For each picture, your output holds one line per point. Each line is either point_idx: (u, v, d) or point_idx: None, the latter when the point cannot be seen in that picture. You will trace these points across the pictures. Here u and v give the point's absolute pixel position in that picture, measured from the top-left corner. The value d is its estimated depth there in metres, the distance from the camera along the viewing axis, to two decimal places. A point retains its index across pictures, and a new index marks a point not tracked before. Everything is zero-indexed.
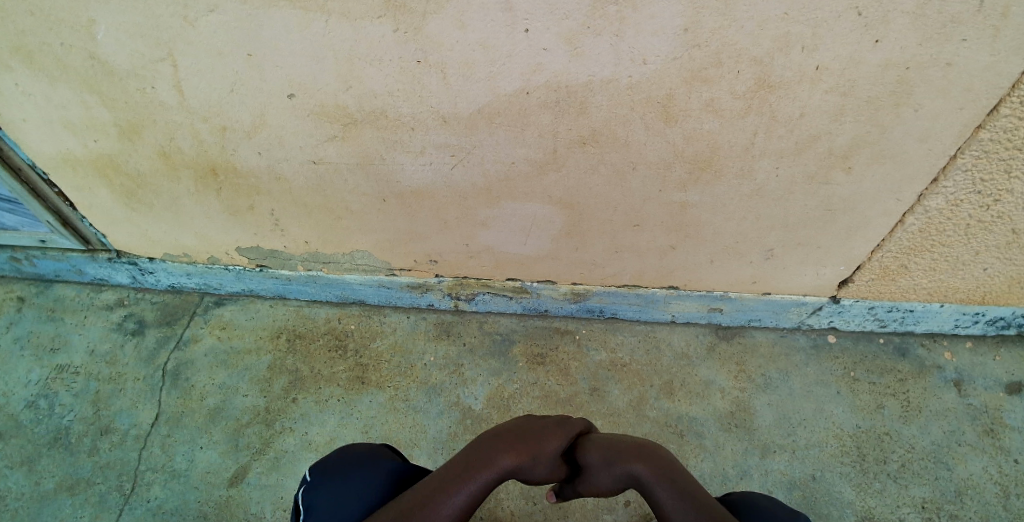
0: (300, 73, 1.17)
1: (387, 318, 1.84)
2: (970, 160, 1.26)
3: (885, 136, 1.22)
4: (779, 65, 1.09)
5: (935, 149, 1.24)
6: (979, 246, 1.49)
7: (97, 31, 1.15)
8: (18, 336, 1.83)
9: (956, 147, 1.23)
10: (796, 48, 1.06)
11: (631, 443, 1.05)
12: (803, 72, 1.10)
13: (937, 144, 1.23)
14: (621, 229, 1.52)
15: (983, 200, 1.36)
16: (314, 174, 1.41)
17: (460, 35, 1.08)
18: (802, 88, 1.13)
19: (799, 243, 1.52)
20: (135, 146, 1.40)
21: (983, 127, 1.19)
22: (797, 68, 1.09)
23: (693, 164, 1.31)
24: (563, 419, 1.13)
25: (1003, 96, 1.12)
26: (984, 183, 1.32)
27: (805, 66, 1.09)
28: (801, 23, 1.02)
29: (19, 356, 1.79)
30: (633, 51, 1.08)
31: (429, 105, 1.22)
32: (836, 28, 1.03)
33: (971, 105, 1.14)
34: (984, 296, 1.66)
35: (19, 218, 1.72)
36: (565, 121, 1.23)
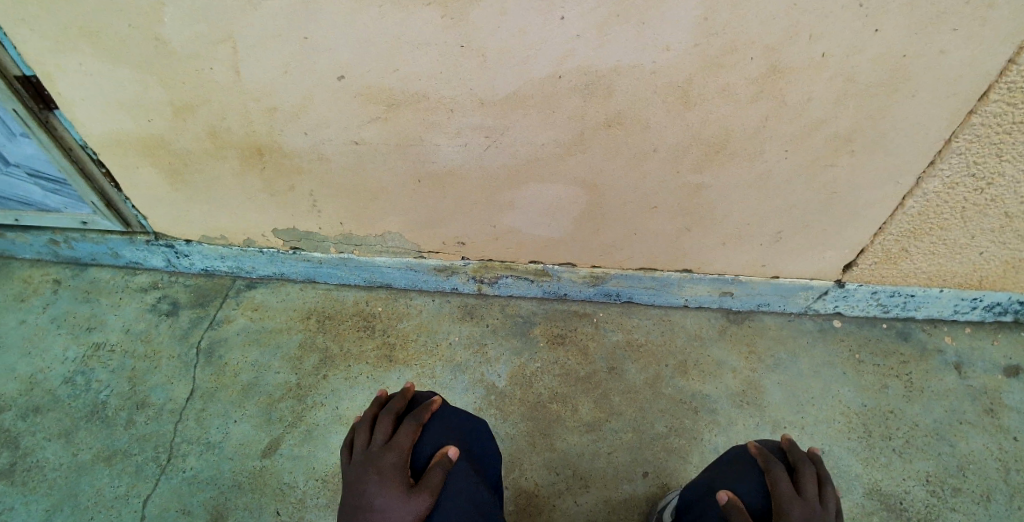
0: (352, 57, 1.29)
1: (412, 301, 1.90)
2: (963, 144, 1.39)
3: (881, 118, 1.35)
4: (788, 53, 1.23)
5: (932, 132, 1.37)
6: (974, 229, 1.59)
7: (164, 13, 1.25)
8: (55, 316, 1.93)
9: (950, 132, 1.36)
10: (803, 37, 1.20)
11: (838, 505, 1.03)
12: (810, 60, 1.24)
13: (930, 127, 1.36)
14: (641, 211, 1.61)
15: (977, 183, 1.47)
16: (354, 154, 1.51)
17: (501, 22, 1.21)
18: (807, 74, 1.27)
19: (807, 225, 1.61)
20: (186, 126, 1.50)
21: (973, 112, 1.32)
22: (803, 57, 1.24)
23: (709, 147, 1.43)
24: (368, 461, 1.01)
25: (991, 83, 1.25)
26: (978, 166, 1.43)
27: (812, 55, 1.23)
28: (808, 15, 1.17)
29: (56, 334, 1.89)
30: (657, 38, 1.22)
31: (469, 87, 1.33)
32: (839, 18, 1.17)
33: (962, 91, 1.28)
34: (981, 281, 1.76)
35: (59, 200, 1.79)
36: (593, 105, 1.36)
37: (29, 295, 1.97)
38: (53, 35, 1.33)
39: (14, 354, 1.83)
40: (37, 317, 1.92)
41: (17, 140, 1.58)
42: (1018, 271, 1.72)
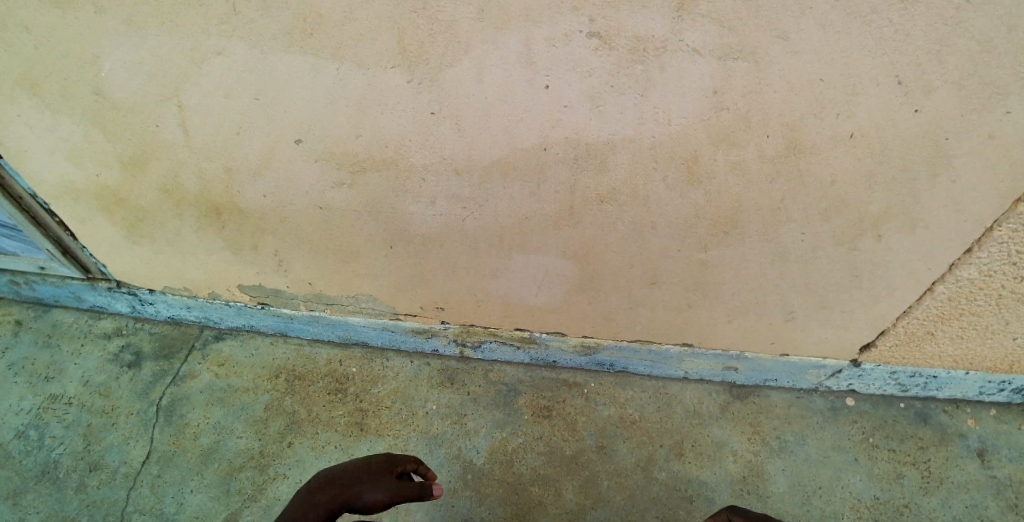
0: (311, 120, 1.24)
1: (389, 362, 1.79)
2: (1006, 233, 1.26)
3: (912, 197, 1.22)
4: (811, 129, 1.14)
5: (964, 216, 1.24)
6: (1010, 315, 1.44)
7: (102, 67, 1.24)
8: (13, 361, 1.84)
9: (993, 219, 1.24)
10: (832, 112, 1.11)
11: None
12: (837, 136, 1.15)
13: (964, 209, 1.23)
14: (637, 285, 1.46)
15: (1019, 271, 1.33)
16: (320, 218, 1.42)
17: (478, 87, 1.14)
18: (836, 152, 1.17)
19: (819, 306, 1.47)
20: (137, 180, 1.45)
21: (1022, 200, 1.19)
22: (830, 132, 1.14)
23: (716, 225, 1.31)
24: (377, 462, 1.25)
25: None
26: (1020, 256, 1.29)
27: (841, 131, 1.14)
28: (837, 89, 1.08)
29: (13, 382, 1.79)
30: (659, 110, 1.13)
31: (442, 155, 1.25)
32: (875, 93, 1.08)
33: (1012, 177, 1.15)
34: (1012, 365, 1.60)
35: (16, 245, 1.73)
36: (584, 178, 1.25)
37: None
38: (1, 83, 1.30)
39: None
40: None
41: None
42: None
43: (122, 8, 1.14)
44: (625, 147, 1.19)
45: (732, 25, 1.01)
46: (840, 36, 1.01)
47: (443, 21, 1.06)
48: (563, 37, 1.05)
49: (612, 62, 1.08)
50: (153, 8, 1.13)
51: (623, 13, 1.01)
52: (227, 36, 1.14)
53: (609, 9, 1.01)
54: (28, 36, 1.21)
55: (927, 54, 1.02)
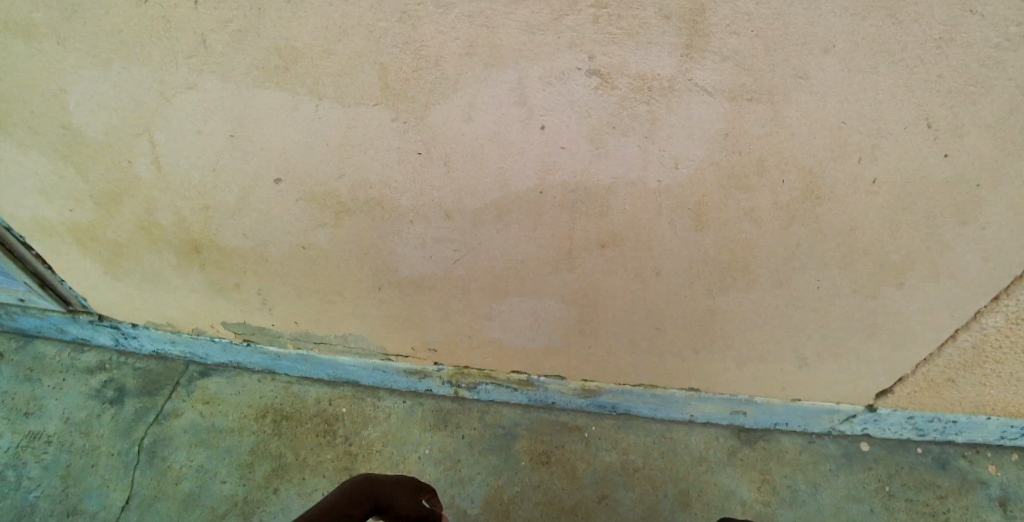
0: (289, 158, 1.16)
1: (381, 402, 1.73)
2: None
3: (942, 245, 1.13)
4: (830, 173, 1.05)
5: (993, 265, 1.15)
6: None
7: (69, 101, 1.17)
8: None
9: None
10: (853, 157, 1.02)
11: None
12: (858, 182, 1.06)
13: (994, 257, 1.14)
14: (641, 330, 1.38)
15: None
16: (305, 259, 1.36)
17: (469, 127, 1.05)
18: (855, 200, 1.08)
19: (834, 353, 1.38)
20: (112, 217, 1.39)
21: None
22: (850, 177, 1.05)
23: (726, 271, 1.23)
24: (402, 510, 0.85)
25: None
26: None
27: (862, 176, 1.05)
28: (860, 132, 0.99)
29: None
30: (665, 154, 1.04)
31: (431, 197, 1.17)
32: (903, 137, 0.98)
33: None
34: None
35: None
36: (585, 222, 1.16)
37: None
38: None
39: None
40: None
41: None
42: None
43: (85, 39, 1.06)
44: (626, 192, 1.10)
45: (747, 64, 0.92)
46: (865, 76, 0.92)
47: (429, 57, 0.97)
48: (560, 75, 0.96)
49: (614, 103, 0.98)
50: (117, 41, 1.05)
51: (626, 51, 0.92)
52: (198, 71, 1.06)
53: (611, 45, 0.92)
54: None
55: (962, 96, 0.92)
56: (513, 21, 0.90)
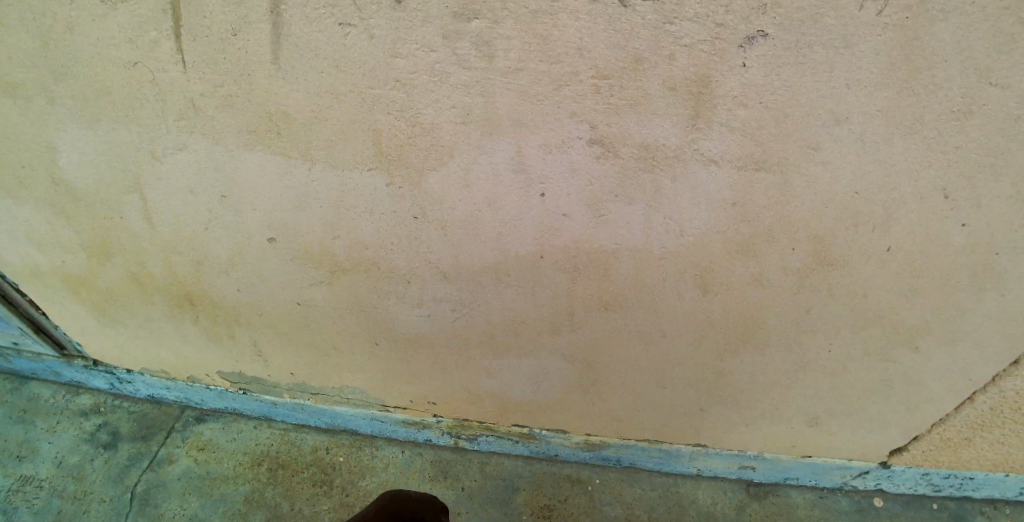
0: (282, 218, 1.13)
1: (379, 451, 1.73)
2: None
3: (964, 311, 1.08)
4: (842, 242, 1.01)
5: (1016, 331, 1.10)
6: None
7: (59, 156, 1.14)
8: None
9: None
10: (866, 226, 0.98)
11: None
12: (870, 252, 1.02)
13: (1016, 323, 1.09)
14: (645, 388, 1.37)
15: None
16: (300, 314, 1.34)
17: (466, 192, 1.01)
18: (867, 267, 1.04)
19: (847, 412, 1.33)
20: (102, 266, 1.35)
21: None
22: (863, 248, 1.01)
23: (733, 332, 1.19)
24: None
25: None
26: None
27: (874, 247, 1.01)
28: (873, 202, 0.95)
29: None
30: (670, 222, 1.00)
31: (428, 258, 1.14)
32: (920, 207, 0.94)
33: None
34: None
35: None
36: (589, 285, 1.13)
37: None
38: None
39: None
40: None
41: None
42: None
43: (71, 96, 1.02)
44: (630, 256, 1.07)
45: (756, 136, 0.88)
46: (881, 148, 0.88)
47: (424, 124, 0.93)
48: (560, 143, 0.91)
49: (617, 171, 0.93)
50: (104, 101, 1.02)
51: (631, 120, 0.87)
52: (187, 131, 1.02)
53: (614, 115, 0.87)
54: None
55: (983, 167, 0.87)
56: (511, 91, 0.86)
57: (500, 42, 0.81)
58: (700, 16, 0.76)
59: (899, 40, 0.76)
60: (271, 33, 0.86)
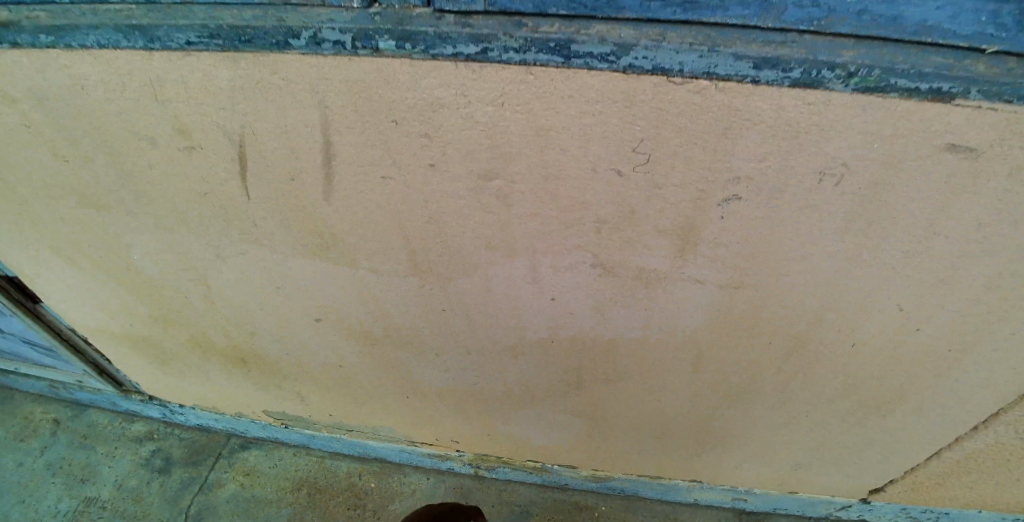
0: (329, 304, 1.32)
1: (406, 478, 2.00)
2: (1012, 418, 1.27)
3: (926, 389, 1.24)
4: (813, 337, 1.17)
5: (970, 404, 1.26)
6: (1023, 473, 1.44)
7: (133, 253, 1.32)
8: (51, 461, 2.15)
9: (1000, 408, 1.25)
10: (832, 327, 1.14)
11: None
12: (838, 345, 1.17)
13: (969, 399, 1.24)
14: (646, 437, 1.58)
15: None
16: (339, 372, 1.56)
17: (488, 294, 1.20)
18: (835, 355, 1.20)
19: (829, 459, 1.53)
20: (168, 330, 1.57)
21: None
22: (832, 342, 1.17)
23: (718, 399, 1.38)
24: None
25: None
26: None
27: (840, 341, 1.17)
28: (840, 310, 1.10)
29: (51, 482, 2.08)
30: (663, 319, 1.18)
31: (453, 337, 1.34)
32: (877, 316, 1.10)
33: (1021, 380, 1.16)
34: None
35: (57, 362, 2.04)
36: (593, 361, 1.33)
37: (29, 435, 2.24)
38: (35, 252, 1.42)
39: (10, 500, 2.03)
40: (36, 460, 2.16)
41: (15, 321, 1.82)
42: None
43: (146, 213, 1.20)
44: (629, 344, 1.26)
45: (733, 263, 1.03)
46: (843, 274, 1.03)
47: (451, 247, 1.10)
48: (568, 263, 1.09)
49: (615, 284, 1.12)
50: (173, 217, 1.19)
51: (627, 251, 1.04)
52: (247, 242, 1.20)
53: (613, 247, 1.04)
54: (63, 227, 1.30)
55: (930, 288, 1.02)
56: (527, 227, 1.02)
57: (516, 195, 0.96)
58: (686, 182, 0.90)
59: (857, 199, 0.89)
60: (324, 179, 1.02)
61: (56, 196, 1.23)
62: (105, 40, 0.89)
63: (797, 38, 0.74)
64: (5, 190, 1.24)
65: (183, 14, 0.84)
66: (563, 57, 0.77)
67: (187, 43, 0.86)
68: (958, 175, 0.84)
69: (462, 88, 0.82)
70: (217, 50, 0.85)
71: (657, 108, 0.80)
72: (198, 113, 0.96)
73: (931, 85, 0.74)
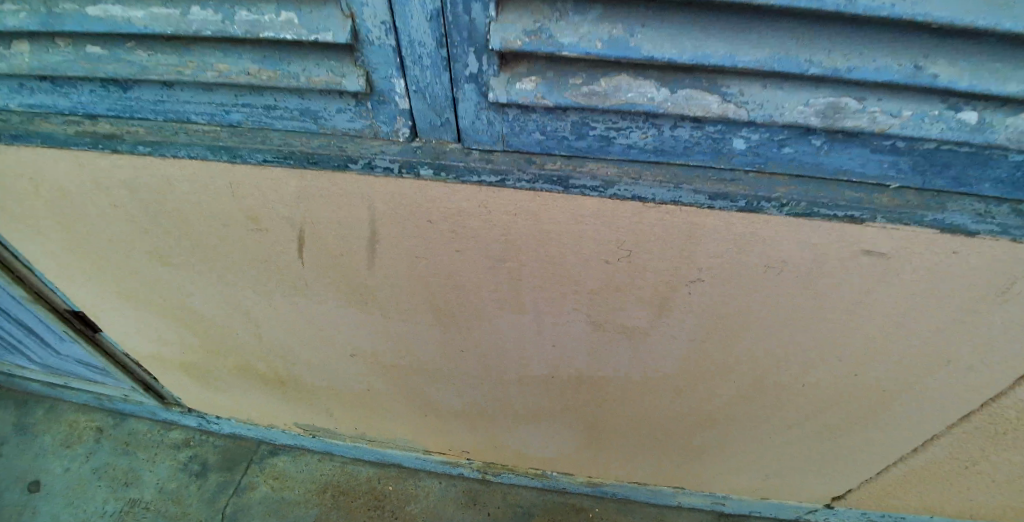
0: (363, 344, 1.55)
1: (421, 481, 2.25)
2: (946, 441, 1.53)
3: (866, 419, 1.49)
4: (772, 378, 1.41)
5: (907, 430, 1.51)
6: (961, 485, 1.70)
7: (194, 299, 1.54)
8: (96, 466, 2.39)
9: (935, 433, 1.51)
10: (787, 372, 1.38)
11: None
12: (793, 384, 1.41)
13: (906, 427, 1.50)
14: (634, 451, 1.82)
15: (963, 462, 1.59)
16: (367, 395, 1.80)
17: (502, 340, 1.43)
18: (792, 392, 1.44)
19: (793, 470, 1.79)
20: (216, 358, 1.80)
21: (956, 425, 1.46)
22: (788, 383, 1.41)
23: (695, 423, 1.63)
24: None
25: (974, 409, 1.40)
26: (962, 454, 1.56)
27: (795, 382, 1.41)
28: (793, 359, 1.34)
29: (97, 485, 2.33)
30: (647, 363, 1.42)
31: (470, 371, 1.57)
32: (825, 365, 1.33)
33: (946, 412, 1.42)
34: (972, 514, 1.82)
35: (104, 378, 2.26)
36: (589, 392, 1.57)
37: (76, 442, 2.48)
38: (105, 295, 1.63)
39: (60, 503, 2.28)
40: (83, 465, 2.40)
41: (71, 345, 2.04)
42: (1016, 514, 1.76)
43: (209, 272, 1.42)
44: (618, 381, 1.50)
45: (704, 325, 1.26)
46: (794, 334, 1.26)
47: (471, 306, 1.33)
48: (568, 320, 1.32)
49: (608, 336, 1.35)
50: (234, 275, 1.41)
51: (618, 313, 1.27)
52: (296, 296, 1.43)
53: (607, 310, 1.27)
54: (132, 278, 1.52)
55: (866, 345, 1.26)
56: (535, 294, 1.25)
57: (526, 272, 1.20)
58: (664, 268, 1.13)
59: (798, 282, 1.13)
60: (369, 255, 1.24)
61: (130, 256, 1.44)
62: (195, 154, 1.10)
63: (743, 177, 0.96)
64: (87, 249, 1.46)
65: (262, 140, 1.05)
66: (563, 187, 0.99)
67: (264, 161, 1.07)
68: (879, 269, 1.08)
69: (484, 203, 1.05)
70: (289, 167, 1.07)
71: (638, 220, 1.03)
72: (266, 206, 1.18)
73: (847, 212, 0.97)
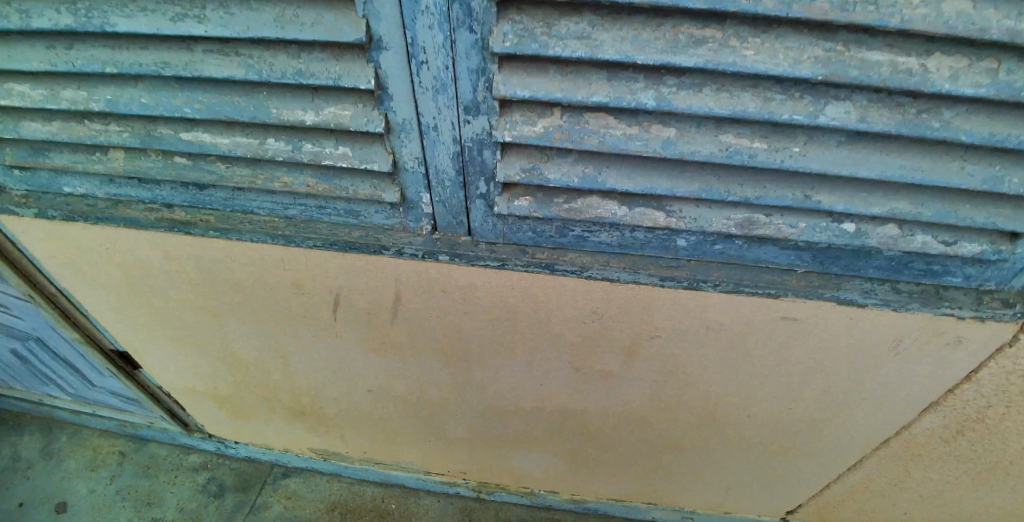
0: (380, 381, 1.81)
1: (421, 499, 2.50)
2: (873, 461, 1.82)
3: (805, 443, 1.78)
4: (723, 411, 1.70)
5: (838, 453, 1.80)
6: (893, 498, 1.99)
7: (233, 344, 1.79)
8: (120, 488, 2.60)
9: (862, 455, 1.80)
10: (734, 406, 1.66)
11: None
12: (740, 416, 1.70)
13: (837, 450, 1.79)
14: (612, 472, 2.10)
15: (890, 478, 1.89)
16: (378, 423, 2.05)
17: (499, 379, 1.70)
18: (740, 422, 1.73)
19: (748, 488, 2.08)
20: (245, 391, 2.04)
21: (878, 448, 1.75)
22: (736, 414, 1.70)
23: (663, 447, 1.91)
24: None
25: (890, 435, 1.69)
26: (888, 472, 1.86)
27: (742, 414, 1.70)
28: (738, 396, 1.63)
29: (121, 506, 2.53)
30: (620, 398, 1.70)
31: (471, 404, 1.84)
32: (764, 400, 1.63)
33: (868, 437, 1.71)
34: None
35: (132, 407, 2.48)
36: (571, 422, 1.85)
37: (100, 465, 2.68)
38: (151, 338, 1.87)
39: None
40: (107, 487, 2.60)
41: (108, 378, 2.26)
42: None
43: (250, 322, 1.68)
44: (596, 413, 1.78)
45: (665, 369, 1.55)
46: (736, 376, 1.55)
47: (473, 353, 1.60)
48: (553, 365, 1.60)
49: (587, 377, 1.63)
50: (273, 325, 1.67)
51: (595, 360, 1.55)
52: (325, 343, 1.69)
53: (586, 358, 1.55)
54: (181, 326, 1.77)
55: (795, 385, 1.56)
56: (528, 345, 1.53)
57: (521, 329, 1.48)
58: (630, 327, 1.42)
59: (735, 339, 1.42)
60: (391, 313, 1.51)
61: (182, 308, 1.69)
62: (256, 238, 1.37)
63: (685, 264, 1.27)
64: (145, 301, 1.71)
65: (313, 230, 1.33)
66: (548, 269, 1.28)
67: (313, 246, 1.35)
68: (797, 329, 1.37)
69: (487, 281, 1.34)
70: (334, 250, 1.34)
71: (608, 294, 1.32)
72: (309, 275, 1.45)
73: (764, 290, 1.27)
